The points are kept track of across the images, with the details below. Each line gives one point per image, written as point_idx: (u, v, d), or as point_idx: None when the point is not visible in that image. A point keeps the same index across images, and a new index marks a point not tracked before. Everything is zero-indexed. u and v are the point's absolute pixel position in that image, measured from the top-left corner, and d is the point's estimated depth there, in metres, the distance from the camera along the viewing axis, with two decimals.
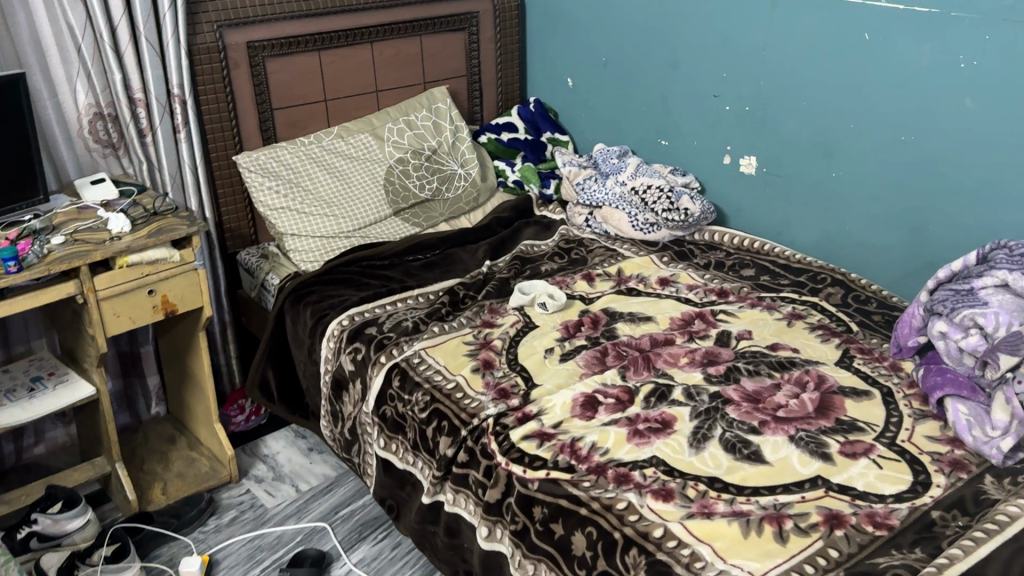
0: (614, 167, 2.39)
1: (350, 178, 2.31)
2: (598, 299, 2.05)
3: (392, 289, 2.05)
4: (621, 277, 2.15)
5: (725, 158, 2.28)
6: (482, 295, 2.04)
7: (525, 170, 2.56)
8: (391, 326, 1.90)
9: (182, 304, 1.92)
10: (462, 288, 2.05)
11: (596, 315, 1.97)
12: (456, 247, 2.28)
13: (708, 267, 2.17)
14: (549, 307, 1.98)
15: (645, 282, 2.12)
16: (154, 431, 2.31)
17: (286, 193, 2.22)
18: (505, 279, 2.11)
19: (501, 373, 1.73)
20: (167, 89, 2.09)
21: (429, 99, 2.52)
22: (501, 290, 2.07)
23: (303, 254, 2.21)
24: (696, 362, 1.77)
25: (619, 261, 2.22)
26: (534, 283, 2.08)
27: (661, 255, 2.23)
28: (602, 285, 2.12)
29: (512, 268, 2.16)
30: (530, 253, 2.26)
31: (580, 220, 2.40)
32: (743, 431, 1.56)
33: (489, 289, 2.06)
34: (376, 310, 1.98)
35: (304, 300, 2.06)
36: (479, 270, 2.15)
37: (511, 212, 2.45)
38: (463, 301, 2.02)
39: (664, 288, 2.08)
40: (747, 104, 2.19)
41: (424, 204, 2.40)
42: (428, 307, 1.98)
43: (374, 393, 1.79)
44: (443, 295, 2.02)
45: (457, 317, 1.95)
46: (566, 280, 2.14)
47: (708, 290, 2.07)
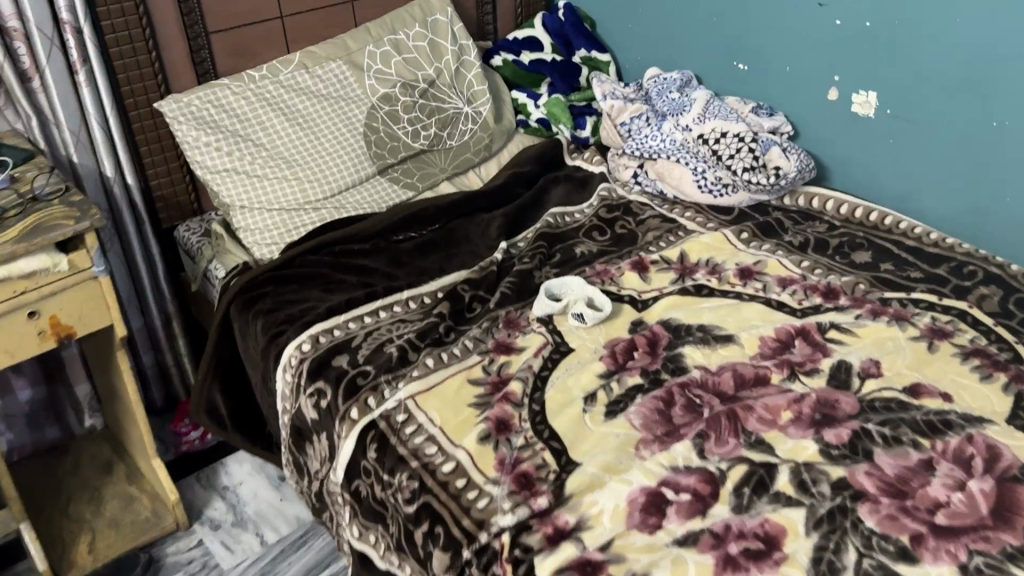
0: (674, 104, 1.78)
1: (318, 127, 1.72)
2: (655, 302, 1.49)
3: (370, 291, 1.51)
4: (685, 266, 1.58)
5: (830, 93, 1.66)
6: (494, 299, 1.49)
7: (552, 106, 1.95)
8: (368, 356, 1.37)
9: (80, 326, 1.39)
10: (468, 293, 1.51)
11: (654, 331, 1.42)
12: (463, 221, 1.72)
13: (804, 249, 1.60)
14: (588, 317, 1.43)
15: (720, 273, 1.55)
16: (86, 453, 1.83)
17: (231, 151, 1.65)
18: (526, 272, 1.56)
19: (521, 442, 1.19)
20: (54, 14, 1.49)
21: (425, 9, 1.92)
22: (521, 290, 1.52)
23: (257, 235, 1.66)
24: (804, 420, 1.23)
25: (682, 240, 1.65)
26: (566, 279, 1.52)
27: (738, 230, 1.65)
28: (659, 280, 1.56)
29: (534, 257, 1.60)
30: (561, 231, 1.70)
31: (626, 175, 1.82)
32: (889, 557, 1.03)
33: (505, 289, 1.51)
34: (350, 327, 1.44)
35: (256, 306, 1.52)
36: (491, 259, 1.60)
37: (535, 164, 1.86)
38: (469, 310, 1.48)
39: (746, 285, 1.52)
40: (868, 18, 1.55)
41: (418, 157, 1.82)
42: (420, 323, 1.44)
43: (343, 461, 1.27)
44: (441, 303, 1.47)
45: (461, 338, 1.41)
46: (609, 271, 1.58)
47: (808, 288, 1.50)
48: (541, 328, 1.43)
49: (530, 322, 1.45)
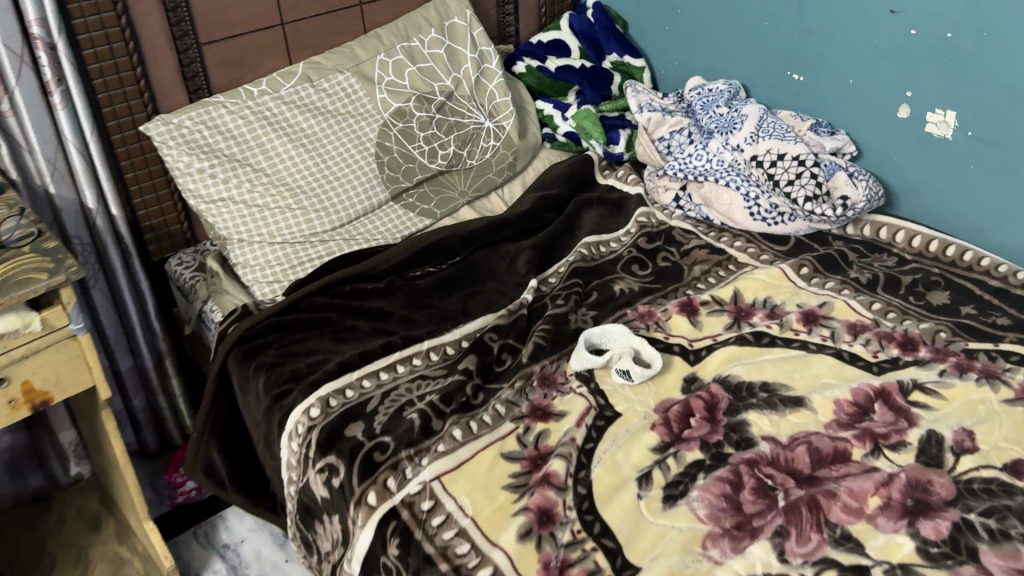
0: (723, 120, 1.61)
1: (325, 149, 1.54)
2: (710, 354, 1.32)
3: (386, 342, 1.33)
4: (741, 308, 1.41)
5: (900, 110, 1.48)
6: (526, 352, 1.32)
7: (581, 119, 1.76)
8: (385, 425, 1.20)
9: (57, 391, 1.21)
10: (497, 345, 1.33)
11: (711, 391, 1.25)
12: (488, 254, 1.55)
13: (873, 288, 1.43)
14: (635, 374, 1.26)
15: (780, 318, 1.38)
16: (73, 506, 1.66)
17: (228, 178, 1.47)
18: (561, 318, 1.38)
19: (568, 539, 1.02)
20: (24, 27, 1.30)
21: (442, 12, 1.75)
22: (556, 340, 1.34)
23: (258, 271, 1.48)
24: (896, 508, 1.06)
25: (734, 276, 1.48)
26: (606, 327, 1.34)
27: (797, 265, 1.48)
28: (712, 325, 1.38)
29: (568, 299, 1.42)
30: (597, 264, 1.52)
31: (666, 198, 1.64)
32: None
33: (538, 339, 1.33)
34: (364, 386, 1.26)
35: (257, 359, 1.35)
36: (521, 301, 1.42)
37: (564, 185, 1.68)
38: (497, 366, 1.31)
39: (811, 332, 1.35)
40: (949, 28, 1.36)
41: (435, 179, 1.64)
42: (444, 382, 1.27)
43: (360, 553, 1.10)
44: (466, 357, 1.30)
45: (491, 401, 1.24)
46: (655, 315, 1.40)
47: (882, 337, 1.33)
48: (581, 389, 1.26)
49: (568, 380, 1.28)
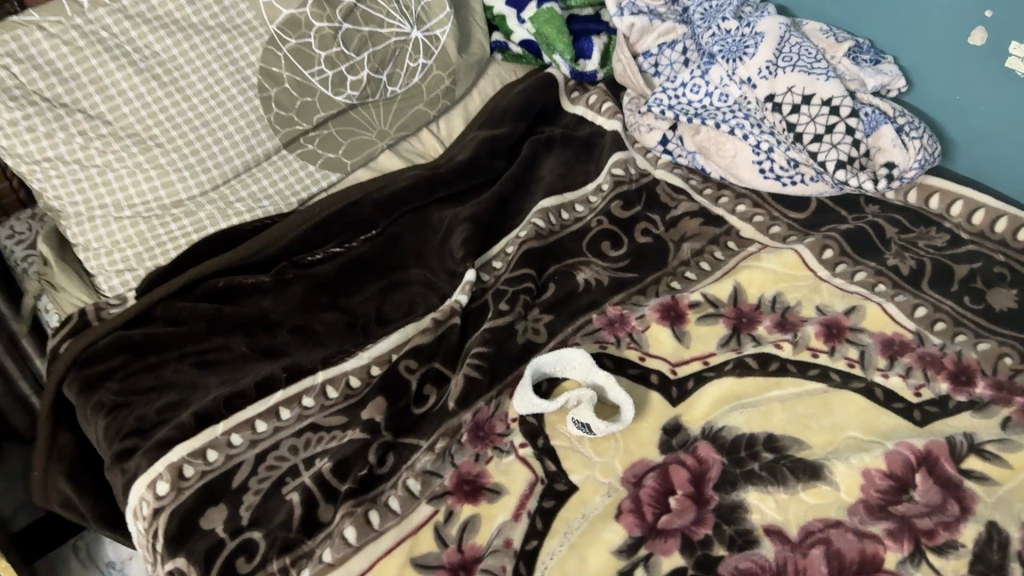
0: (728, 41, 1.21)
1: (189, 84, 1.13)
2: (698, 389, 0.99)
3: (265, 373, 0.99)
4: (742, 313, 1.07)
5: (974, 36, 1.09)
6: (451, 395, 0.97)
7: (541, 22, 1.34)
8: (255, 513, 0.89)
9: None
10: (415, 383, 0.99)
11: (698, 454, 0.93)
12: (415, 224, 1.18)
13: (916, 283, 1.09)
14: (598, 428, 0.93)
15: (796, 330, 1.05)
16: None
17: (52, 131, 1.06)
18: (501, 334, 1.03)
19: None
20: None
21: None
22: (493, 370, 1.00)
23: (102, 257, 1.11)
24: None
25: (735, 263, 1.13)
26: (563, 351, 0.99)
27: (819, 247, 1.13)
28: (704, 341, 1.04)
29: (513, 303, 1.06)
30: (557, 241, 1.16)
31: (651, 138, 1.27)
32: None
33: (467, 372, 0.98)
34: (233, 445, 0.94)
35: (96, 395, 1.00)
36: (451, 305, 1.07)
37: (517, 120, 1.29)
38: (412, 413, 0.97)
39: (832, 354, 1.02)
40: None
41: (346, 115, 1.25)
42: (340, 439, 0.94)
43: None
44: (372, 401, 0.97)
45: (402, 472, 0.92)
46: (631, 323, 1.06)
47: (927, 364, 1.01)
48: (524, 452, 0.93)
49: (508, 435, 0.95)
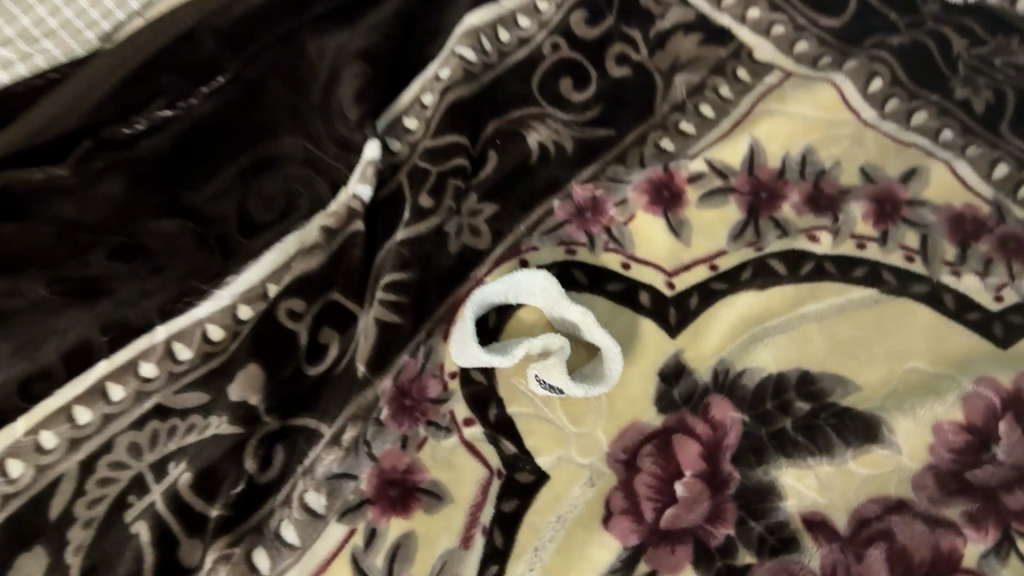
0: None
1: None
2: (706, 309, 0.71)
3: (76, 336, 0.61)
4: (761, 185, 0.76)
5: None
6: (357, 355, 0.67)
7: None
8: (88, 560, 0.59)
9: None
10: (305, 335, 0.68)
11: (711, 418, 0.67)
12: (280, 54, 0.74)
13: (993, 126, 0.79)
14: (571, 390, 0.65)
15: (835, 211, 0.75)
16: None
17: None
18: (421, 252, 0.71)
19: None
20: None
21: None
22: (418, 305, 0.70)
23: None
24: None
25: (749, 106, 0.80)
26: (513, 273, 0.69)
27: (864, 75, 0.80)
28: (708, 235, 0.74)
29: (438, 195, 0.73)
30: (494, 85, 0.79)
31: None
32: None
33: (378, 317, 0.68)
34: (42, 453, 0.58)
35: None
36: (346, 204, 0.72)
37: None
38: (305, 382, 0.67)
39: (883, 244, 0.74)
40: None
41: None
42: (201, 433, 0.63)
43: None
44: (243, 368, 0.65)
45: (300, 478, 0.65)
46: (608, 214, 0.75)
47: (1011, 253, 0.73)
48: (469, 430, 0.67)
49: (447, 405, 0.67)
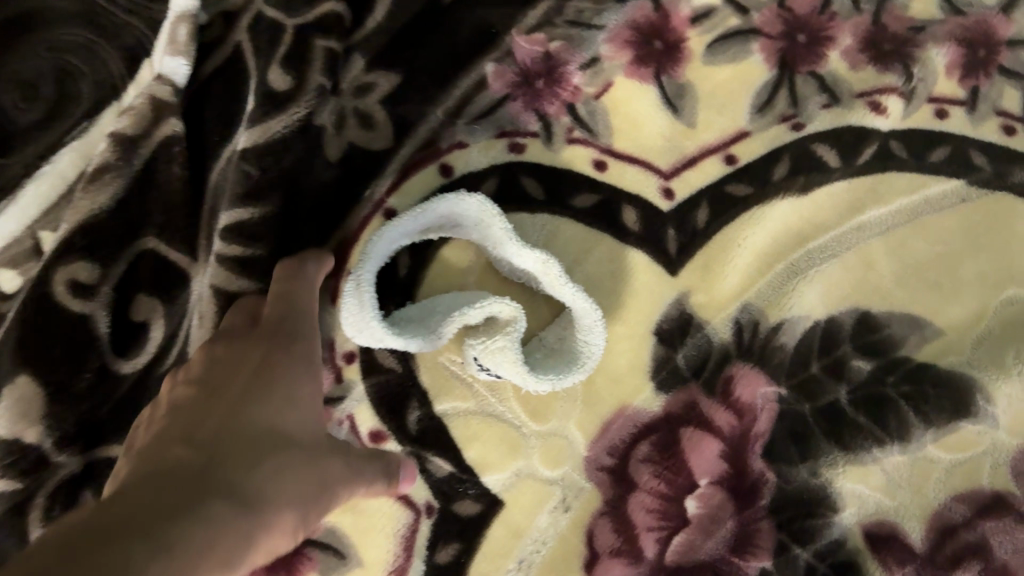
0: None
1: None
2: (722, 229, 0.48)
3: None
4: (799, 23, 0.49)
5: None
6: (193, 349, 0.46)
7: None
8: None
9: None
10: (106, 318, 0.44)
11: (735, 400, 0.46)
12: None
13: None
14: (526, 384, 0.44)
15: (908, 61, 0.50)
16: None
17: None
18: (279, 171, 0.46)
19: None
20: None
21: None
22: (283, 255, 0.46)
23: None
24: None
25: None
26: (432, 206, 0.44)
27: None
28: (723, 107, 0.49)
29: (299, 69, 0.46)
30: None
31: None
32: None
33: (218, 287, 0.45)
34: None
35: None
36: (147, 93, 0.45)
37: None
38: (118, 389, 0.44)
39: (973, 109, 0.50)
40: None
41: None
42: None
43: None
44: (8, 388, 0.42)
45: (264, 409, 0.37)
46: (571, 82, 0.48)
47: None
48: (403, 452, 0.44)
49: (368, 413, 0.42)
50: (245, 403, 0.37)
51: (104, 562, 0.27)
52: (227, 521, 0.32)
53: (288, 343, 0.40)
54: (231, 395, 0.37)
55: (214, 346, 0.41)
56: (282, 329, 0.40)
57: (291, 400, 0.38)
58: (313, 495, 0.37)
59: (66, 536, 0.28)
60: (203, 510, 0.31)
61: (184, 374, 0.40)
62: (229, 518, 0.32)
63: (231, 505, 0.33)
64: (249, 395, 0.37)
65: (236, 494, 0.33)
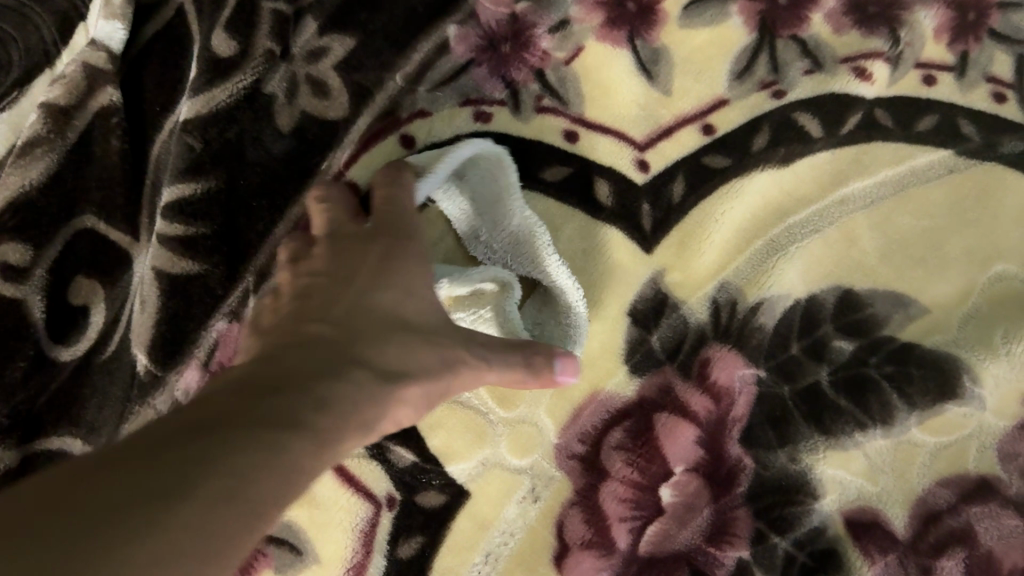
0: None
1: None
2: (699, 203, 0.45)
3: None
4: None
5: None
6: (133, 336, 0.43)
7: None
8: None
9: None
10: (41, 303, 0.41)
11: (712, 383, 0.44)
12: None
13: None
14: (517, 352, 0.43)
15: (897, 23, 0.47)
16: None
17: None
18: (224, 143, 0.43)
19: None
20: None
21: None
22: (230, 234, 0.43)
23: None
24: None
25: None
26: (445, 156, 0.42)
27: None
28: (700, 74, 0.46)
29: (246, 33, 0.43)
30: None
31: None
32: None
33: (159, 270, 0.42)
34: None
35: None
36: (80, 60, 0.42)
37: None
38: (57, 378, 0.42)
39: (962, 76, 0.48)
40: None
41: None
42: None
43: None
44: None
45: (388, 294, 0.36)
46: (539, 47, 0.45)
47: None
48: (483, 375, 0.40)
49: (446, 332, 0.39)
50: (368, 289, 0.35)
51: (252, 424, 0.27)
52: (362, 391, 0.32)
53: (403, 240, 0.38)
54: (357, 280, 0.36)
55: (328, 242, 0.38)
56: (395, 224, 0.38)
57: (409, 283, 0.36)
58: (439, 370, 0.35)
59: (209, 402, 0.28)
60: (336, 387, 0.31)
61: (303, 265, 0.38)
62: (362, 396, 0.32)
63: (367, 376, 0.32)
64: (368, 283, 0.36)
65: (363, 367, 0.32)
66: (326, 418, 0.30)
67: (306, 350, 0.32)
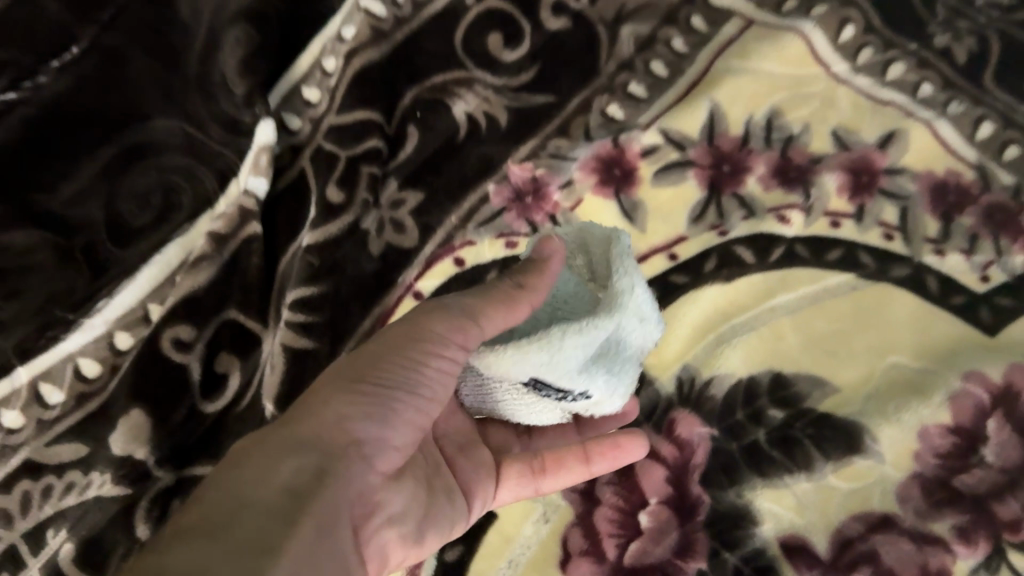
0: None
1: None
2: (667, 308, 0.63)
3: None
4: (722, 157, 0.67)
5: None
6: (264, 391, 0.60)
7: None
8: None
9: None
10: (198, 368, 0.59)
11: (677, 436, 0.60)
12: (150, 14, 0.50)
13: (976, 78, 0.70)
14: (558, 379, 0.42)
15: (806, 186, 0.66)
16: None
17: None
18: (333, 260, 0.62)
19: None
20: None
21: None
22: (334, 324, 0.62)
23: None
24: None
25: (706, 63, 0.69)
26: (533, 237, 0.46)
27: (835, 22, 0.70)
28: (666, 217, 0.65)
29: (350, 188, 0.63)
30: (411, 45, 0.66)
31: None
32: None
33: (286, 345, 0.61)
34: None
35: None
36: (237, 203, 0.60)
37: None
38: (204, 422, 0.59)
39: (860, 221, 0.66)
40: None
41: None
42: (82, 493, 0.56)
43: None
44: (124, 417, 0.57)
45: (305, 440, 0.40)
46: (553, 200, 0.65)
47: (998, 226, 0.66)
48: (607, 449, 0.52)
49: (557, 432, 0.54)
50: (282, 450, 0.39)
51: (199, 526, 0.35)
52: (286, 466, 0.38)
53: (352, 378, 0.42)
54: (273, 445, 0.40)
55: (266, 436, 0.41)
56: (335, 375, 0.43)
57: (336, 392, 0.42)
58: (366, 409, 0.42)
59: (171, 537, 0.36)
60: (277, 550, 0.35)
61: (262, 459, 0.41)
62: (293, 478, 0.38)
63: (289, 475, 0.38)
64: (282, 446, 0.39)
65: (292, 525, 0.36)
66: (239, 507, 0.36)
67: (233, 459, 0.39)
